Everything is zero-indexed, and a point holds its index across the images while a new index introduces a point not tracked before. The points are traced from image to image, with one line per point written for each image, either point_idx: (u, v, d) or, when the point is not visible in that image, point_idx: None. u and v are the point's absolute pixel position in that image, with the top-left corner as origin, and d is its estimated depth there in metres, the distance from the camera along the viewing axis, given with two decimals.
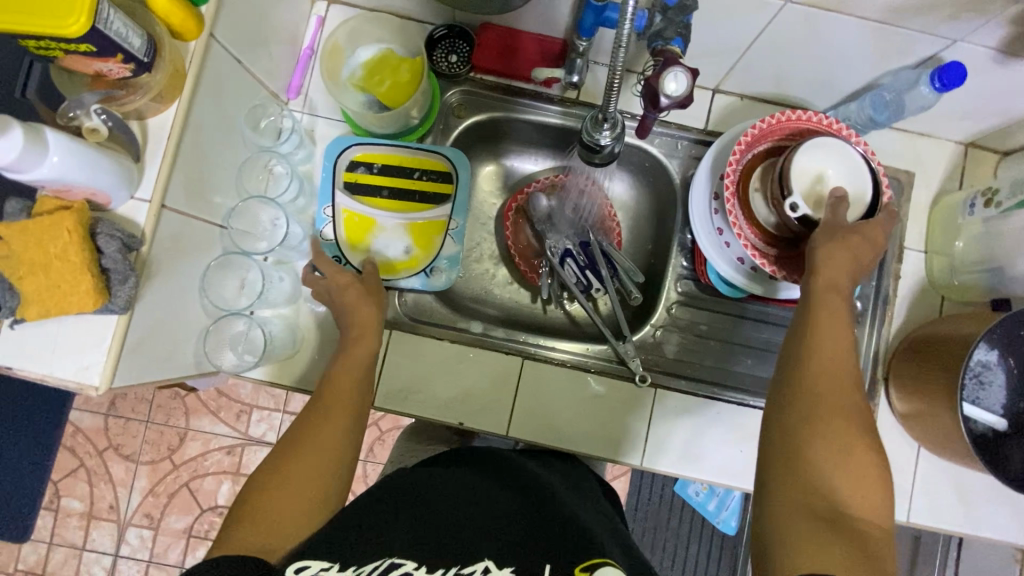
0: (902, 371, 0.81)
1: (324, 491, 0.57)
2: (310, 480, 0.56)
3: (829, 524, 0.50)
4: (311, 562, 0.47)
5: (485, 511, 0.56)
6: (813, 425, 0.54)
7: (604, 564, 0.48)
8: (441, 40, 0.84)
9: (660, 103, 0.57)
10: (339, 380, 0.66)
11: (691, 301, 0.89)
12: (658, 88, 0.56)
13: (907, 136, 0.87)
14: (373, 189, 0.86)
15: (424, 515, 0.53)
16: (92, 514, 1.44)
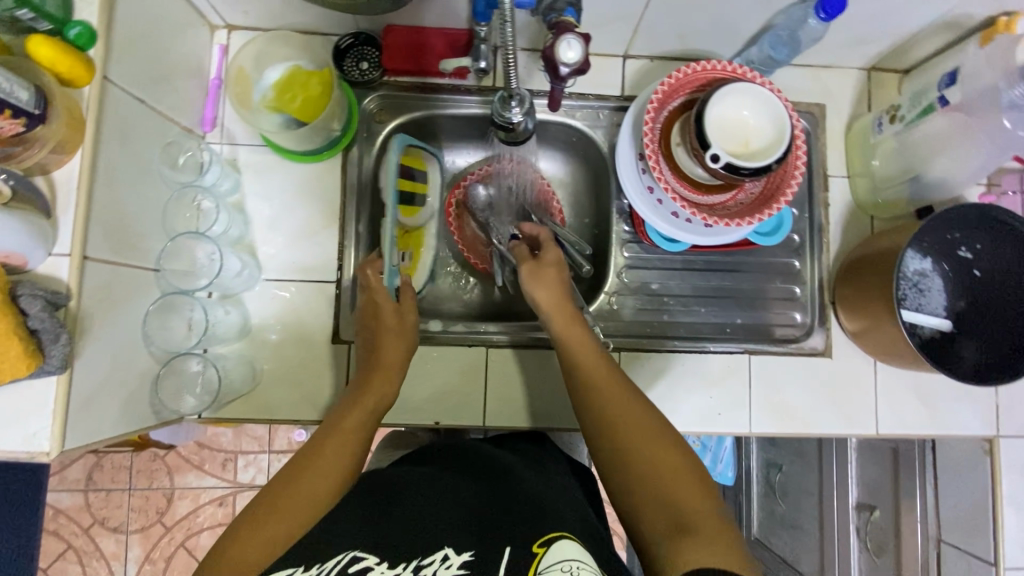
0: (846, 293, 0.85)
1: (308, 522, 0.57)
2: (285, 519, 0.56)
3: (679, 525, 0.54)
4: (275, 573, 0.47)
5: (445, 498, 0.57)
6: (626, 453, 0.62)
7: (561, 538, 0.51)
8: (349, 49, 0.85)
9: (559, 72, 0.59)
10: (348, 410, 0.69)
11: (640, 263, 0.91)
12: (554, 57, 0.58)
13: (812, 70, 0.91)
14: (307, 209, 0.85)
15: (385, 507, 0.55)
16: None
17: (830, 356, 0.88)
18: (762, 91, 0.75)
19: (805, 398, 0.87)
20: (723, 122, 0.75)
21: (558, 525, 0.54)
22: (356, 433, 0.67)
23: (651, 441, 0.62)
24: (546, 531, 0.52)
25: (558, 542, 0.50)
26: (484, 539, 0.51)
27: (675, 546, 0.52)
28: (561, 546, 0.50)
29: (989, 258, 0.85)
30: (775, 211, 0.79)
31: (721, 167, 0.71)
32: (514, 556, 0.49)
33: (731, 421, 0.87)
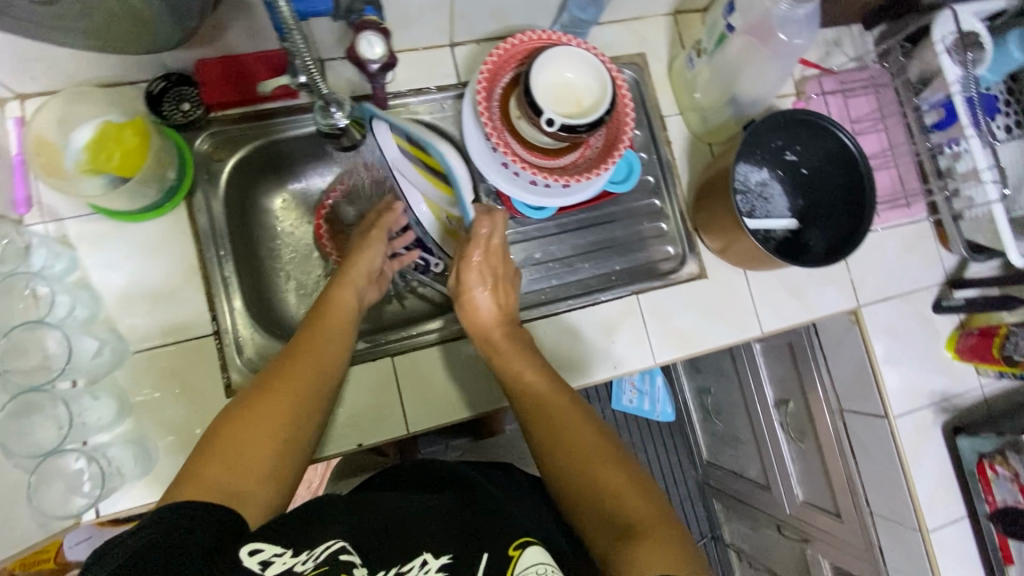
0: (704, 215, 0.92)
1: (299, 414, 0.64)
2: (276, 413, 0.62)
3: (624, 535, 0.56)
4: (265, 545, 0.49)
5: (420, 505, 0.56)
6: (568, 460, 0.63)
7: (528, 543, 0.51)
8: (163, 93, 0.80)
9: (359, 61, 0.59)
10: (330, 310, 0.75)
11: (518, 238, 0.94)
12: (359, 55, 0.58)
13: (625, 24, 0.97)
14: (165, 266, 0.80)
15: (357, 515, 0.53)
16: None
17: (706, 276, 0.95)
18: (577, 49, 0.79)
19: (695, 320, 0.94)
20: (550, 86, 0.79)
21: (522, 526, 0.54)
22: (338, 336, 0.73)
23: (580, 438, 0.64)
24: (516, 534, 0.52)
25: (529, 542, 0.52)
26: (455, 531, 0.52)
27: (624, 558, 0.53)
28: (534, 548, 0.51)
29: (811, 157, 0.94)
30: (619, 158, 0.85)
31: (557, 129, 0.75)
32: (489, 563, 0.49)
33: (637, 359, 0.92)
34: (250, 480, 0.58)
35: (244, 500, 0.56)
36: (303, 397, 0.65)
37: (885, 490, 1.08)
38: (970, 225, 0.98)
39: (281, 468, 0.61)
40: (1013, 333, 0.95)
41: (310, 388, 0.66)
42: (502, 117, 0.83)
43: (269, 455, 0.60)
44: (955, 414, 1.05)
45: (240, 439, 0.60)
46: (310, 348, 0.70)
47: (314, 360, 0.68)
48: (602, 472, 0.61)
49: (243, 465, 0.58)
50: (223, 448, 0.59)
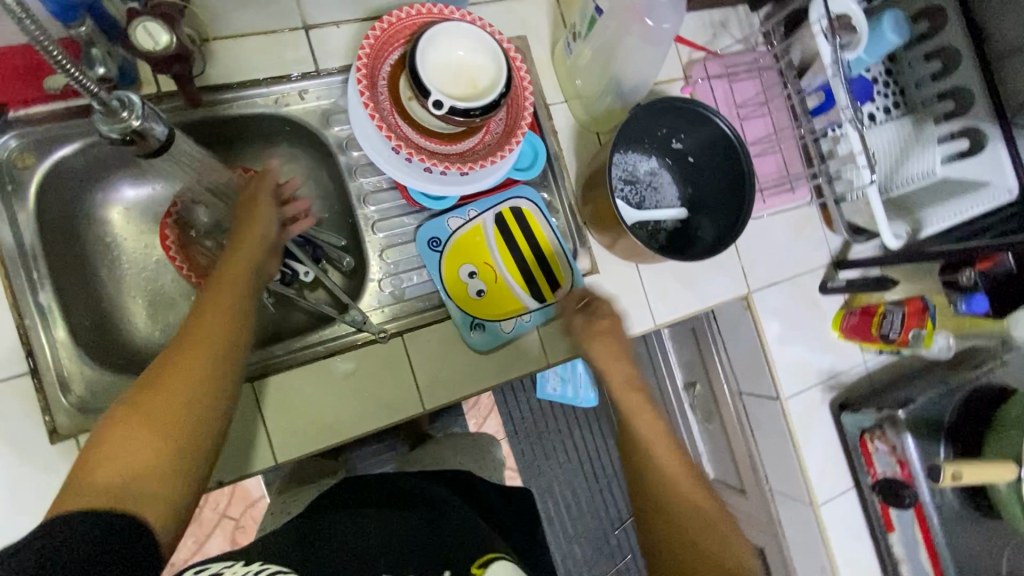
0: (590, 206, 0.88)
1: (205, 402, 0.51)
2: (172, 404, 0.49)
3: (682, 547, 0.58)
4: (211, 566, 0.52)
5: (362, 531, 0.60)
6: (633, 447, 0.66)
7: (496, 557, 0.56)
8: None
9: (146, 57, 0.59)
10: (225, 272, 0.62)
11: (394, 241, 0.87)
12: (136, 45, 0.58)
13: (503, 4, 0.90)
14: None
15: (308, 547, 0.56)
16: None
17: (598, 270, 0.92)
18: (465, 24, 0.73)
19: None
20: (439, 64, 0.73)
21: (485, 546, 0.58)
22: (243, 304, 0.59)
23: (650, 425, 0.67)
24: (483, 553, 0.57)
25: (495, 559, 0.55)
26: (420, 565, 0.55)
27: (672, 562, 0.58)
28: (498, 563, 0.54)
29: (695, 143, 0.92)
30: (520, 142, 0.80)
31: (445, 113, 0.70)
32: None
33: (528, 361, 0.88)
34: (161, 475, 0.47)
35: (153, 501, 0.46)
36: (218, 367, 0.53)
37: (780, 466, 1.11)
38: (850, 207, 0.99)
39: (193, 460, 0.49)
40: (889, 312, 1.00)
41: (216, 368, 0.53)
42: (389, 99, 0.76)
43: (181, 446, 0.49)
44: (841, 390, 1.08)
45: (128, 438, 0.47)
46: (214, 310, 0.57)
47: (208, 343, 0.54)
48: (690, 518, 0.59)
49: (151, 458, 0.47)
50: (107, 454, 0.46)
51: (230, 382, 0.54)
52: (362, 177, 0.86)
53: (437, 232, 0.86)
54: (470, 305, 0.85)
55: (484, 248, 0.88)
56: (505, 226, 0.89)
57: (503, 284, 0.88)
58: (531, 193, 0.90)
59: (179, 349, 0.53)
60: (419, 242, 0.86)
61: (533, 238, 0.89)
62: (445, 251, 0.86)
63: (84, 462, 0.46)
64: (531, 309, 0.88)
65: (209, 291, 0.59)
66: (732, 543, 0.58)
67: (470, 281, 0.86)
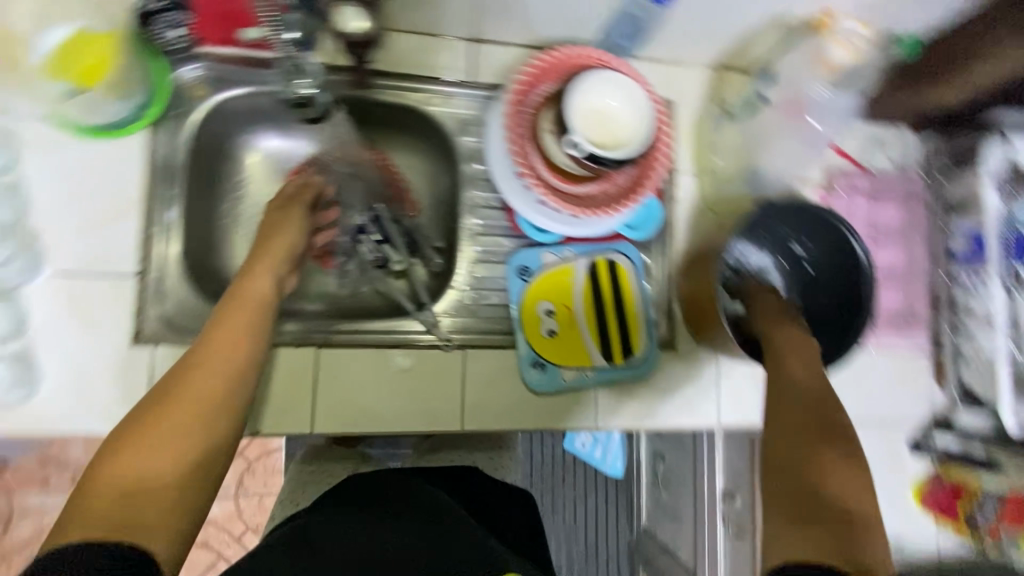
0: (687, 283, 0.86)
1: (202, 419, 0.58)
2: (174, 423, 0.56)
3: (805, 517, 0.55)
4: None
5: (366, 549, 0.59)
6: (777, 410, 0.65)
7: None
8: (157, 14, 0.72)
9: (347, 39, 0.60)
10: (240, 296, 0.69)
11: (486, 257, 0.88)
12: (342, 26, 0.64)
13: (663, 66, 0.91)
14: (108, 192, 0.74)
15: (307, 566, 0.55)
16: None
17: (675, 348, 0.89)
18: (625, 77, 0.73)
19: (650, 391, 0.87)
20: (588, 107, 0.73)
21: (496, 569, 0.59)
22: (245, 329, 0.67)
23: (789, 389, 0.66)
24: None
25: None
26: None
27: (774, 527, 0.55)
28: None
29: (818, 253, 0.86)
30: (641, 201, 0.78)
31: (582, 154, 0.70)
32: None
33: (578, 416, 0.85)
34: (155, 499, 0.52)
35: (148, 531, 0.50)
36: (207, 407, 0.59)
37: None
38: (970, 369, 0.89)
39: (189, 479, 0.55)
40: (983, 498, 0.89)
41: (219, 386, 0.61)
42: (529, 127, 0.77)
43: (172, 479, 0.54)
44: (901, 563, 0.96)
45: (132, 463, 0.53)
46: (222, 336, 0.65)
47: (217, 366, 0.62)
48: (823, 467, 0.59)
49: (144, 493, 0.52)
50: (113, 478, 0.52)
51: (225, 404, 0.61)
52: (477, 190, 0.88)
53: (528, 262, 0.85)
54: (538, 343, 0.84)
55: (568, 291, 0.86)
56: (596, 276, 0.87)
57: (576, 333, 0.85)
58: (632, 250, 0.88)
59: (184, 375, 0.61)
60: (509, 266, 0.85)
61: (621, 296, 0.87)
62: (531, 283, 0.85)
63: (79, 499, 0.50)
64: (597, 366, 0.84)
65: (219, 317, 0.67)
66: (848, 499, 0.56)
67: (544, 319, 0.85)
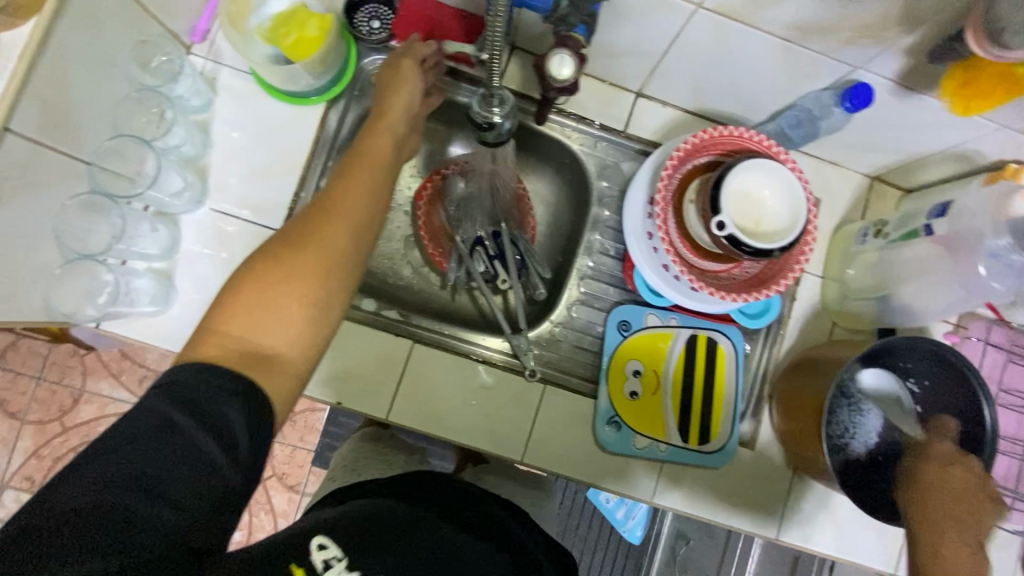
0: (788, 389, 0.82)
1: (330, 267, 0.54)
2: (302, 267, 0.53)
3: None
4: (329, 546, 0.53)
5: (455, 555, 0.59)
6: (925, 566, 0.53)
7: None
8: (363, 3, 0.82)
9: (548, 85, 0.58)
10: (368, 150, 0.62)
11: (591, 301, 0.87)
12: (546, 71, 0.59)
13: (818, 163, 0.89)
14: (275, 149, 0.81)
15: (400, 546, 0.56)
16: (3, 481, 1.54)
17: (752, 448, 0.85)
18: (787, 173, 0.72)
19: (716, 483, 0.83)
20: (742, 192, 0.73)
21: None
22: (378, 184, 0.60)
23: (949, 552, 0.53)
24: None
25: None
26: None
27: None
28: None
29: (932, 396, 0.80)
30: (764, 296, 0.77)
31: (722, 236, 0.69)
32: None
33: (638, 485, 0.82)
34: (280, 341, 0.51)
35: (269, 373, 0.50)
36: (327, 260, 0.54)
37: None
38: None
39: (314, 326, 0.53)
40: None
41: (348, 238, 0.55)
42: (675, 192, 0.77)
43: (292, 325, 0.52)
44: None
45: (261, 298, 0.51)
46: (354, 186, 0.58)
47: (349, 217, 0.56)
48: None
49: (269, 334, 0.51)
50: (241, 306, 0.51)
51: (348, 259, 0.56)
52: (599, 235, 0.88)
53: (631, 318, 0.84)
54: (619, 400, 0.83)
55: (661, 359, 0.85)
56: (692, 352, 0.85)
57: (658, 402, 0.84)
58: (738, 338, 0.85)
59: (313, 215, 0.55)
60: (610, 318, 0.84)
61: (712, 378, 0.85)
62: (628, 339, 0.84)
63: (211, 323, 0.51)
64: (671, 442, 0.82)
65: (351, 165, 0.60)
66: None
67: (631, 378, 0.84)
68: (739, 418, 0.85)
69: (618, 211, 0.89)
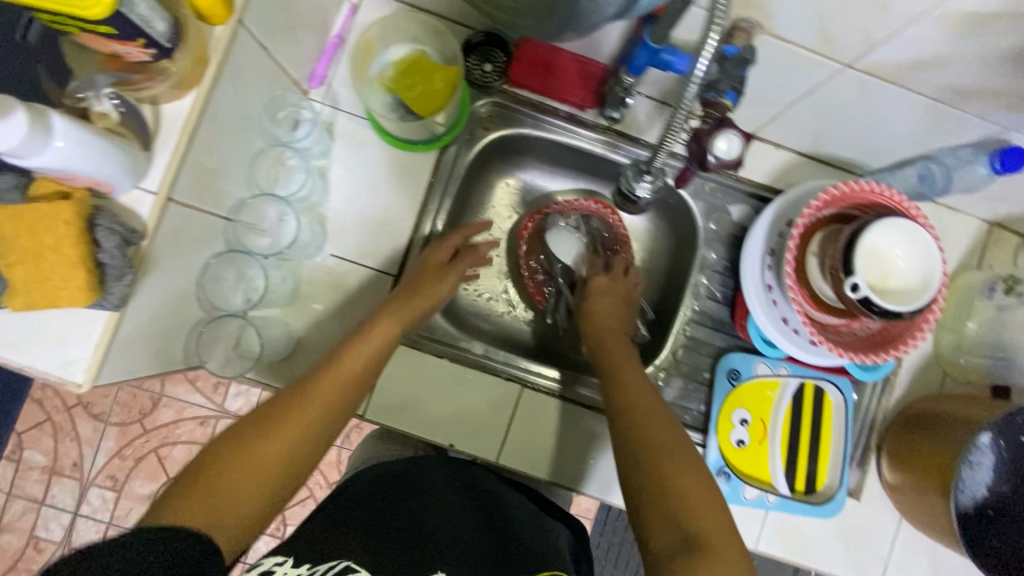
0: (901, 444, 0.81)
1: (307, 442, 0.57)
2: (279, 441, 0.55)
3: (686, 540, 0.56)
4: (268, 560, 0.55)
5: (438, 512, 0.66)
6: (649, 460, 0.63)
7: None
8: (477, 46, 0.80)
9: (720, 167, 0.63)
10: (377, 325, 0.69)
11: (696, 347, 0.86)
12: (708, 147, 0.62)
13: (937, 208, 0.86)
14: (390, 194, 0.82)
15: (395, 503, 0.65)
16: (56, 470, 1.52)
17: (858, 498, 0.85)
18: (922, 235, 0.70)
19: (820, 531, 0.84)
20: (875, 253, 0.71)
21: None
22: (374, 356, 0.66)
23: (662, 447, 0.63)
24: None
25: None
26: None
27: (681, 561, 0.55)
28: None
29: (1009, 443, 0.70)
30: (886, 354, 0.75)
31: (855, 299, 0.67)
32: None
33: (745, 531, 0.83)
34: (240, 514, 0.51)
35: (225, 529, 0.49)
36: (304, 438, 0.57)
37: None
38: None
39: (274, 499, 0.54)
40: None
41: (332, 411, 0.59)
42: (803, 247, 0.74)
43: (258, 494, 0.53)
44: None
45: (235, 473, 0.52)
46: (352, 362, 0.63)
47: (339, 392, 0.61)
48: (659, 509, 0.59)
49: (224, 510, 0.50)
50: (213, 478, 0.51)
51: (325, 438, 0.59)
52: (706, 278, 0.87)
53: (740, 366, 0.83)
54: (728, 448, 0.82)
55: (769, 407, 0.84)
56: (800, 401, 0.85)
57: (765, 451, 0.83)
58: (847, 387, 0.84)
59: (303, 390, 0.59)
60: (720, 366, 0.84)
61: (820, 427, 0.84)
62: (737, 388, 0.83)
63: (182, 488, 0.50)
64: (779, 493, 0.82)
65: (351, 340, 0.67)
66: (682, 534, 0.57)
67: (738, 427, 0.83)
68: (847, 468, 0.84)
69: (725, 255, 0.87)
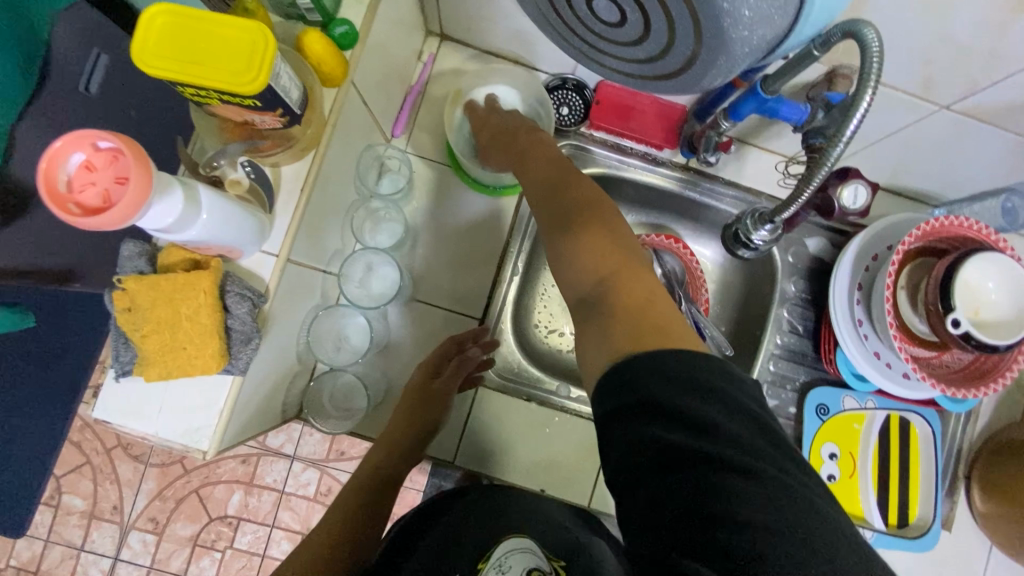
0: (990, 475, 0.81)
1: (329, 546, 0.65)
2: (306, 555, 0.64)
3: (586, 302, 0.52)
4: None
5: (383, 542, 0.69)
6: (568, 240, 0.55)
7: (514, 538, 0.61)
8: (555, 90, 0.83)
9: (843, 215, 0.70)
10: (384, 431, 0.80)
11: (782, 380, 0.86)
12: (836, 197, 0.69)
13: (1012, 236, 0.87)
14: (473, 238, 0.83)
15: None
16: (93, 513, 1.29)
17: (948, 528, 0.85)
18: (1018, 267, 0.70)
19: (914, 562, 0.84)
20: (971, 288, 0.69)
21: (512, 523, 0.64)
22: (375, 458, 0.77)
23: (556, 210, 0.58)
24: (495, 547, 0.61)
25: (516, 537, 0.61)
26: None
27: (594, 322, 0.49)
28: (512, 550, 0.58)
29: None
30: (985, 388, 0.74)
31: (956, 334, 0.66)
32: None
33: None
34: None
35: None
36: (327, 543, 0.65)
37: None
38: None
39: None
40: None
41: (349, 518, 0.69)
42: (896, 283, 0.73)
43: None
44: None
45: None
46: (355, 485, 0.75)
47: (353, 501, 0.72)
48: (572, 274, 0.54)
49: None
50: None
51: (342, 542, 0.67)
52: (787, 311, 0.87)
53: (827, 401, 0.83)
54: None
55: (857, 441, 0.84)
56: (888, 435, 0.84)
57: (856, 486, 0.83)
58: (935, 419, 0.84)
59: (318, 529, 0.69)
60: (807, 402, 0.84)
61: (909, 461, 0.84)
62: (825, 424, 0.83)
63: None
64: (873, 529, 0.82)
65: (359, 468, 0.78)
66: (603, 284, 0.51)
67: (828, 462, 0.83)
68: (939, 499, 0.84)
69: (804, 287, 0.87)
